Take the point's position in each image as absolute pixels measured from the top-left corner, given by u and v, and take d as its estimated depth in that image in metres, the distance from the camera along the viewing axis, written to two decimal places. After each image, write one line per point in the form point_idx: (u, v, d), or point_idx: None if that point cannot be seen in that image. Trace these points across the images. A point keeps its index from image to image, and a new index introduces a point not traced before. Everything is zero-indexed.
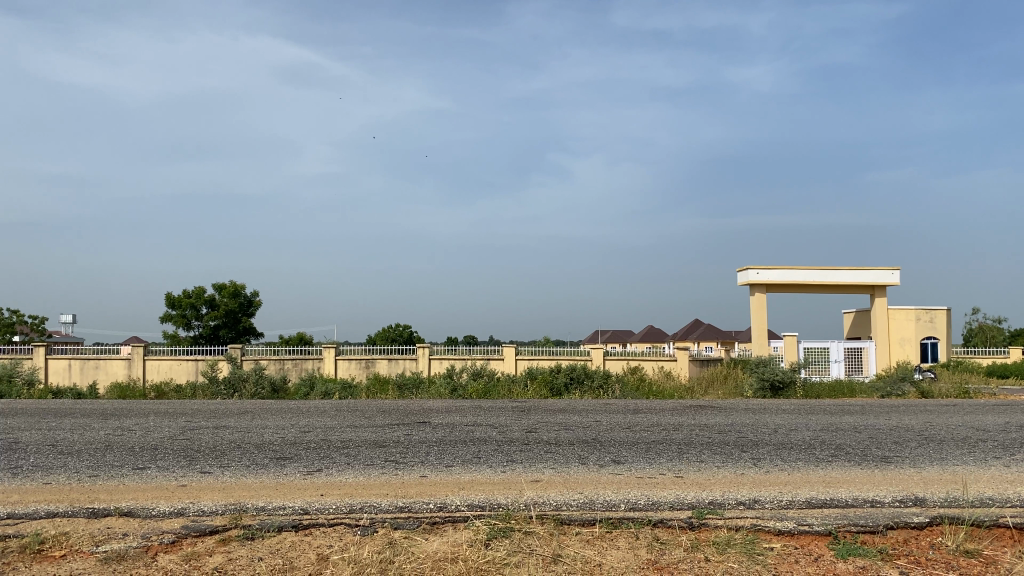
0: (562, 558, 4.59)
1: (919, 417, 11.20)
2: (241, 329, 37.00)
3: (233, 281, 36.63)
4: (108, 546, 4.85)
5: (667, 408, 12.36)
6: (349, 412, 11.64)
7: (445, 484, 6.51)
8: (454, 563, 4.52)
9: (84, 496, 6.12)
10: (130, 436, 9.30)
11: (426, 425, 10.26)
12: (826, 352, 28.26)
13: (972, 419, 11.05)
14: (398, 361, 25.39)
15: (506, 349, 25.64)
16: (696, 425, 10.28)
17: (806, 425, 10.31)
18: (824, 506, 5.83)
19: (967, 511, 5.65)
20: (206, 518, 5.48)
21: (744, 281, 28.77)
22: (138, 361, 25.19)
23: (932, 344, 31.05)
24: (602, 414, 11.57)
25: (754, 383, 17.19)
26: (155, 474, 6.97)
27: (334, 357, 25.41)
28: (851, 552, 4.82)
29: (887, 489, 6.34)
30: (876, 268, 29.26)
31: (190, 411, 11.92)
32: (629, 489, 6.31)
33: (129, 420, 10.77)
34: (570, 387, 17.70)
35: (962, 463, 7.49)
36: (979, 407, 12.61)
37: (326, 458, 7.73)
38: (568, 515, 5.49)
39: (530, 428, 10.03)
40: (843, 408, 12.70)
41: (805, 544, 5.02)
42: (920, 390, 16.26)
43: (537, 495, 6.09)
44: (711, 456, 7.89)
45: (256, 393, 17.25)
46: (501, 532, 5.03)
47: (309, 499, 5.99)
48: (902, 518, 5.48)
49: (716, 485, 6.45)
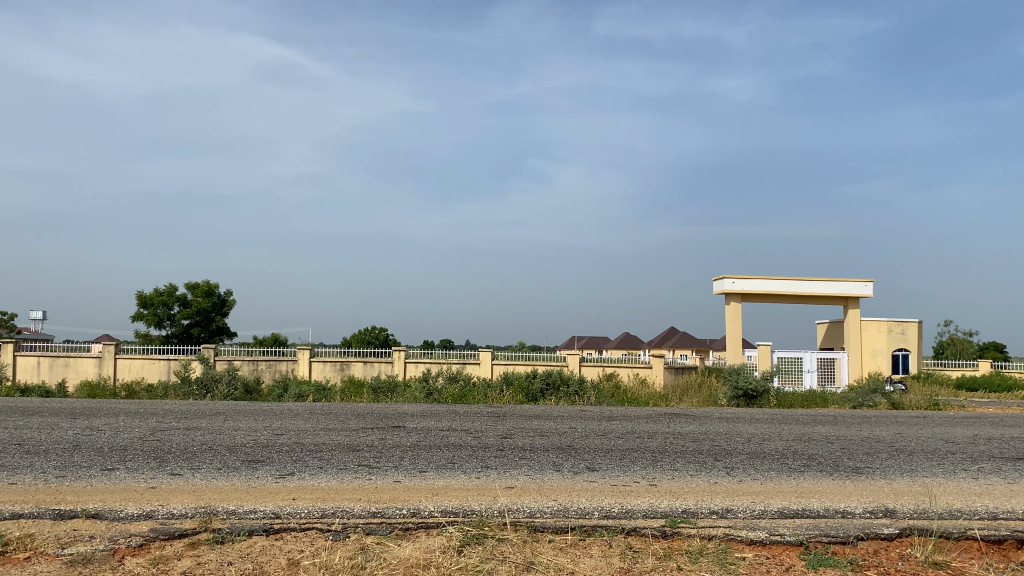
0: (536, 566, 4.58)
1: (888, 429, 11.32)
2: (214, 328, 36.65)
3: (207, 280, 36.42)
4: (74, 549, 4.77)
5: (641, 416, 12.39)
6: (323, 416, 11.50)
7: (419, 490, 6.47)
8: (426, 569, 4.50)
9: (50, 498, 5.99)
10: (98, 436, 9.14)
11: (401, 429, 10.25)
12: (800, 362, 28.56)
13: (942, 431, 11.23)
14: (374, 364, 25.25)
15: (483, 353, 25.67)
16: (671, 433, 10.36)
17: (779, 435, 10.38)
18: (796, 516, 5.87)
19: (935, 523, 5.70)
20: (175, 521, 5.42)
21: (720, 290, 28.96)
22: (109, 360, 24.92)
23: (904, 356, 31.44)
24: (577, 421, 11.65)
25: (729, 392, 17.35)
26: (124, 476, 6.88)
27: (309, 359, 25.23)
28: (822, 563, 4.85)
29: (859, 500, 6.39)
30: (850, 280, 29.57)
31: (161, 411, 11.78)
32: (604, 497, 6.32)
33: (99, 419, 10.60)
34: (546, 393, 17.67)
35: (931, 474, 7.59)
36: (949, 420, 12.77)
37: (298, 462, 7.65)
38: (542, 523, 5.47)
39: (505, 433, 10.04)
40: (816, 418, 12.82)
41: (777, 554, 5.05)
42: (891, 402, 16.44)
43: (512, 501, 6.10)
44: (685, 464, 7.94)
45: (229, 394, 17.16)
46: (475, 538, 5.02)
47: (281, 503, 5.92)
48: (873, 529, 5.53)
49: (690, 494, 6.49)
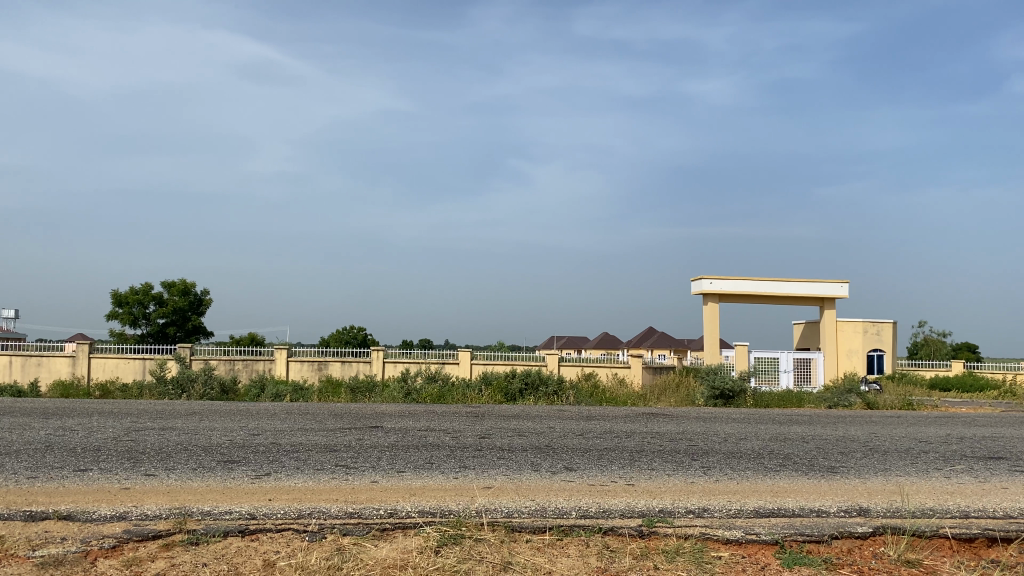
0: (513, 566, 4.58)
1: (863, 428, 11.44)
2: (190, 328, 36.32)
3: (183, 279, 36.08)
4: (45, 551, 4.71)
5: (619, 416, 12.43)
6: (300, 416, 11.43)
7: (397, 490, 6.45)
8: (403, 570, 4.49)
9: (21, 499, 5.91)
10: (71, 436, 9.03)
11: (379, 429, 10.21)
12: (776, 362, 28.80)
13: (915, 430, 11.37)
14: (352, 363, 25.13)
15: (462, 352, 25.64)
16: (648, 433, 10.41)
17: (756, 434, 10.46)
18: (772, 515, 5.92)
19: (908, 521, 5.76)
20: (149, 522, 5.36)
21: (698, 290, 29.14)
22: (83, 359, 24.60)
23: (879, 357, 31.80)
24: (555, 420, 11.67)
25: (706, 391, 17.45)
26: (97, 476, 6.80)
27: (286, 358, 25.07)
28: (797, 561, 4.89)
29: (834, 499, 6.45)
30: (826, 281, 29.86)
31: (136, 411, 11.65)
32: (581, 496, 6.33)
33: (72, 420, 10.46)
34: (525, 393, 17.69)
35: (905, 474, 7.68)
36: (923, 420, 12.93)
37: (275, 462, 7.61)
38: (519, 522, 5.47)
39: (484, 433, 10.04)
40: (791, 418, 12.93)
41: (753, 553, 5.08)
42: (866, 401, 16.61)
43: (489, 501, 6.09)
44: (662, 464, 7.97)
45: (205, 394, 17.01)
46: (452, 539, 5.01)
47: (257, 504, 5.88)
48: (847, 528, 5.58)
49: (667, 493, 6.52)
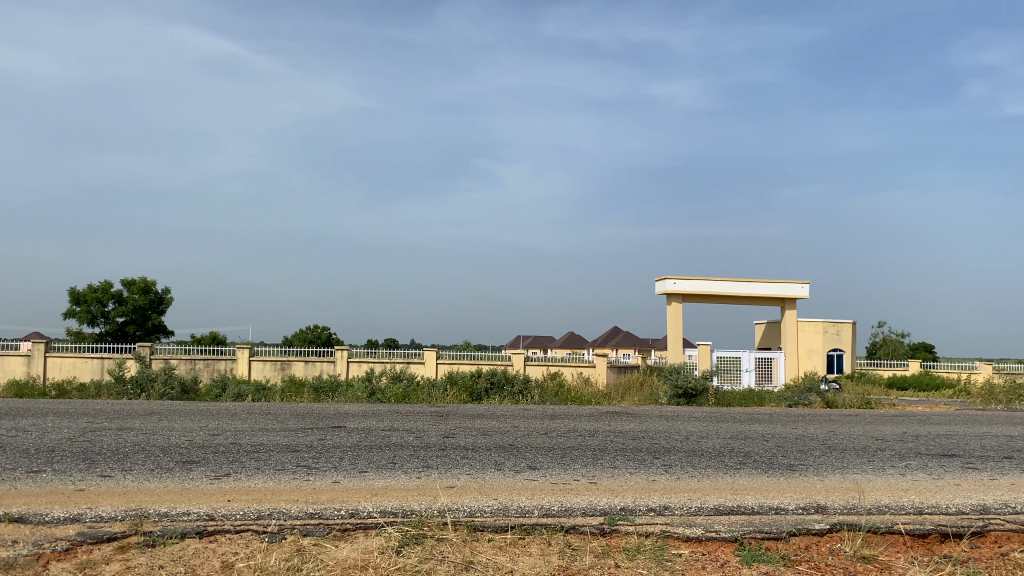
0: (474, 565, 4.58)
1: (822, 426, 11.61)
2: (150, 326, 35.74)
3: (143, 277, 35.48)
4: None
5: (583, 415, 12.48)
6: (262, 416, 11.30)
7: (359, 490, 6.41)
8: (363, 570, 4.46)
9: None
10: (25, 437, 8.83)
11: (342, 429, 10.14)
12: (739, 362, 29.14)
13: (872, 428, 11.58)
14: (315, 363, 24.92)
15: (428, 352, 25.55)
16: (611, 432, 10.46)
17: (717, 433, 10.57)
18: (732, 512, 5.98)
19: (864, 518, 5.87)
20: (104, 524, 5.25)
21: (662, 290, 29.37)
22: (39, 358, 24.08)
23: (839, 356, 32.33)
24: (519, 419, 11.68)
25: (669, 391, 17.59)
26: (51, 478, 6.66)
27: (249, 358, 24.77)
28: (755, 558, 4.95)
29: (792, 496, 6.54)
30: (787, 282, 30.30)
31: (92, 411, 11.43)
32: (544, 495, 6.35)
33: (27, 420, 10.24)
34: (490, 392, 17.69)
35: (861, 471, 7.81)
36: (881, 418, 13.16)
37: (236, 463, 7.52)
38: (482, 522, 5.47)
39: (448, 433, 10.02)
40: (752, 416, 13.09)
41: (713, 550, 5.14)
42: (825, 400, 16.87)
43: (452, 500, 6.08)
44: (624, 462, 8.02)
45: (165, 393, 16.74)
46: (414, 539, 4.99)
47: (216, 504, 5.80)
48: (805, 525, 5.67)
49: (629, 491, 6.56)
